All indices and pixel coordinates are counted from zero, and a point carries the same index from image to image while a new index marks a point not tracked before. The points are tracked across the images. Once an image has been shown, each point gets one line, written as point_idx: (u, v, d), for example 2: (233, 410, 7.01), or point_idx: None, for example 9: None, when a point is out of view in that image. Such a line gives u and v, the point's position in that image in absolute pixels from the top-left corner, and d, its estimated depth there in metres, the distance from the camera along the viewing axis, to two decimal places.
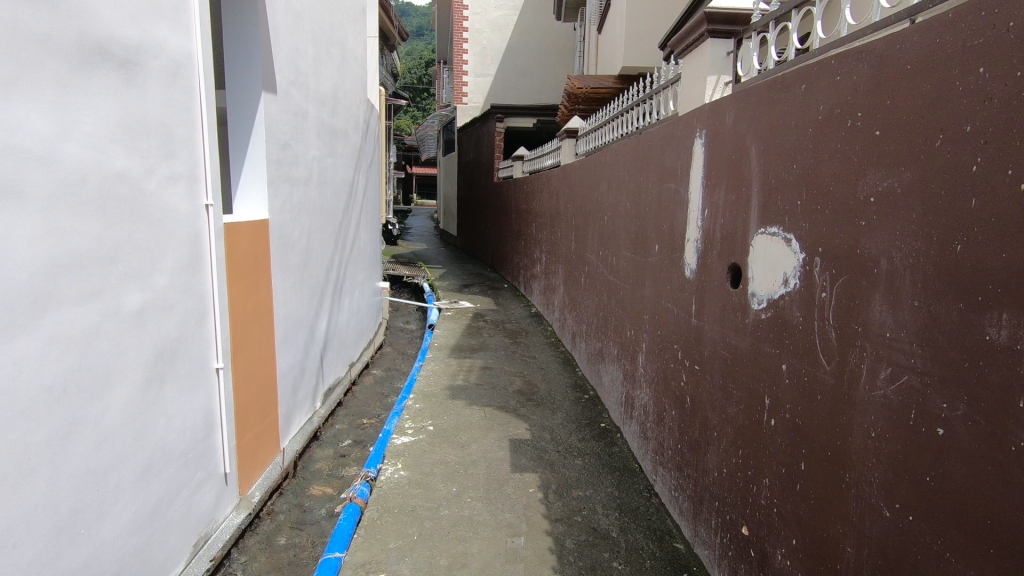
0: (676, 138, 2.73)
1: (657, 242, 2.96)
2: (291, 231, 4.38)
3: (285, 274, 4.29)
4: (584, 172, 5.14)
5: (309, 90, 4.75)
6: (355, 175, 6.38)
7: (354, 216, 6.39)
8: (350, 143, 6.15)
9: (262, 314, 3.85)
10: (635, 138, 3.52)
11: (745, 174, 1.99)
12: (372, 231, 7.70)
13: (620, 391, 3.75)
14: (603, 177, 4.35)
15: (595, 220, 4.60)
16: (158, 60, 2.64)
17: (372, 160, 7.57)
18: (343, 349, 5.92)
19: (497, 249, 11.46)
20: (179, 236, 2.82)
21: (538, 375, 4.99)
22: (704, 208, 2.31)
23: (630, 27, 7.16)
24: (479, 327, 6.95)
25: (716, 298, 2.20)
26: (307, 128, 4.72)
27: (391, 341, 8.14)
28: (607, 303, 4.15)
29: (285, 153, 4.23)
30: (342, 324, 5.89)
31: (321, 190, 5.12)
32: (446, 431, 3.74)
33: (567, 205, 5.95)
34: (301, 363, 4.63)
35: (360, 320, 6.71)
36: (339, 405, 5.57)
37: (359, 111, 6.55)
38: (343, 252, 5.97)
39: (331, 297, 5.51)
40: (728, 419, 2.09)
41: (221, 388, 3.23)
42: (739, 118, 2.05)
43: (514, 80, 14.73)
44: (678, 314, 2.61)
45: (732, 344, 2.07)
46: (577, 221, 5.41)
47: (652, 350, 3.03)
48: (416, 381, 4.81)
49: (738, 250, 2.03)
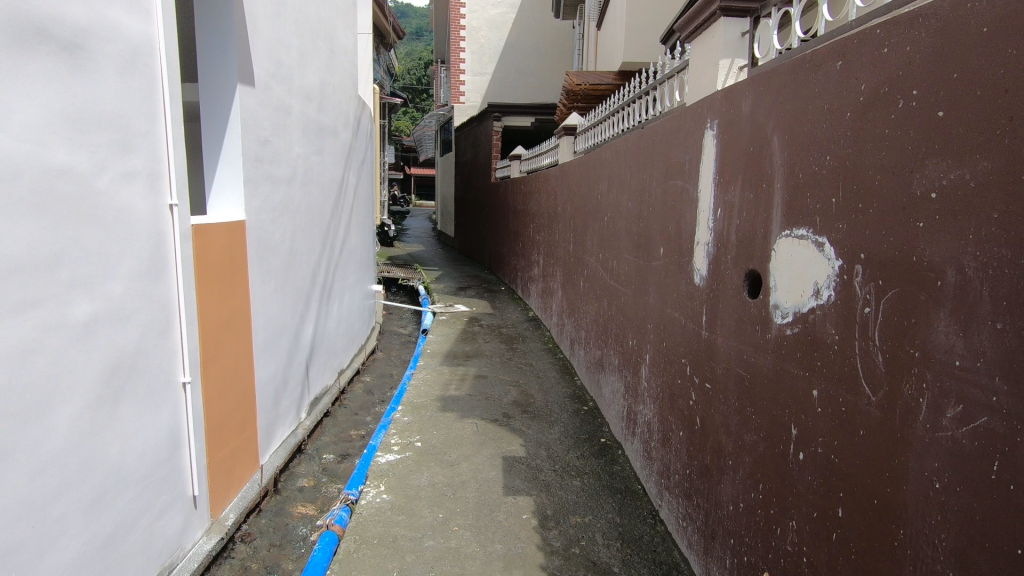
0: (683, 132, 2.48)
1: (662, 245, 2.72)
2: (272, 233, 4.13)
3: (265, 279, 4.04)
4: (583, 171, 4.89)
5: (292, 85, 4.50)
6: (345, 175, 6.13)
7: (344, 218, 6.14)
8: (339, 142, 5.89)
9: (238, 323, 3.60)
10: (638, 133, 3.27)
11: (766, 168, 1.74)
12: (364, 233, 7.45)
13: (621, 404, 3.50)
14: (603, 176, 4.10)
15: (595, 221, 4.35)
16: (113, 45, 2.39)
17: (365, 160, 7.32)
18: (331, 357, 5.66)
19: (494, 251, 11.20)
20: (137, 239, 2.57)
21: (535, 384, 4.74)
22: (717, 208, 2.06)
23: (631, 21, 6.91)
24: (475, 332, 6.70)
25: (730, 310, 1.95)
26: (291, 124, 4.47)
27: (384, 345, 7.89)
28: (608, 309, 3.90)
29: (265, 150, 3.98)
30: (330, 330, 5.64)
31: (307, 190, 4.86)
32: (434, 448, 3.48)
33: (566, 206, 5.70)
34: (283, 373, 4.38)
35: (351, 326, 6.46)
36: (326, 415, 5.32)
37: (350, 108, 6.29)
38: (332, 255, 5.71)
39: (318, 302, 5.26)
40: (745, 448, 1.84)
41: (188, 403, 2.98)
42: (757, 105, 1.80)
43: (513, 79, 14.48)
44: (686, 325, 2.37)
45: (750, 362, 1.82)
46: (576, 223, 5.15)
47: (657, 363, 2.78)
48: (406, 391, 4.56)
49: (757, 255, 1.78)
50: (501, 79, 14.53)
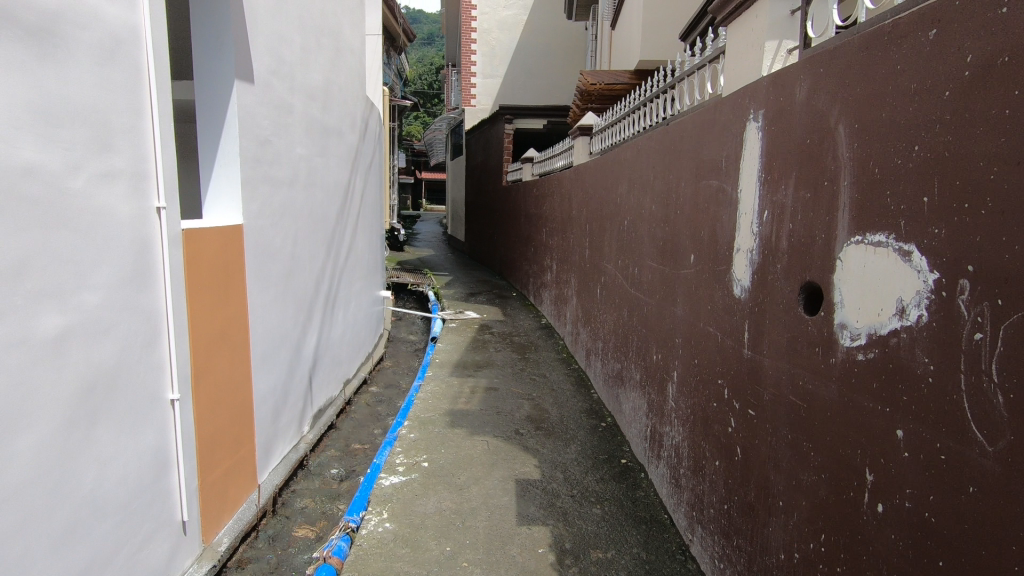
0: (717, 126, 2.23)
1: (693, 252, 2.46)
2: (272, 238, 3.93)
3: (265, 287, 3.83)
4: (599, 173, 4.64)
5: (295, 83, 4.30)
6: (351, 178, 5.94)
7: (350, 223, 5.94)
8: (345, 144, 5.69)
9: (235, 333, 3.39)
10: (662, 130, 3.02)
11: (827, 164, 1.48)
12: (372, 238, 7.24)
13: (643, 423, 3.24)
14: (622, 177, 3.86)
15: (613, 225, 4.10)
16: (89, 33, 2.19)
17: (373, 163, 7.13)
18: (336, 367, 5.45)
19: (505, 255, 10.96)
20: (118, 245, 2.36)
21: (548, 398, 4.49)
22: (763, 210, 1.80)
23: (647, 17, 6.64)
24: (486, 341, 6.47)
25: (781, 327, 1.69)
26: (293, 124, 4.26)
27: (392, 353, 7.68)
28: (628, 320, 3.64)
29: (264, 151, 3.77)
30: (334, 339, 5.43)
31: (310, 193, 4.66)
32: (442, 469, 3.24)
33: (581, 210, 5.45)
34: (284, 386, 4.16)
35: (358, 334, 6.25)
36: (330, 428, 5.10)
37: (356, 109, 6.09)
38: (337, 260, 5.51)
39: (322, 310, 5.05)
40: (800, 489, 1.58)
41: (177, 422, 2.76)
42: (816, 90, 1.54)
43: (524, 81, 14.27)
44: (723, 343, 2.11)
45: (806, 389, 1.56)
46: (592, 227, 4.90)
47: (687, 381, 2.52)
48: (413, 405, 4.33)
49: (817, 265, 1.52)
50: (512, 82, 14.33)
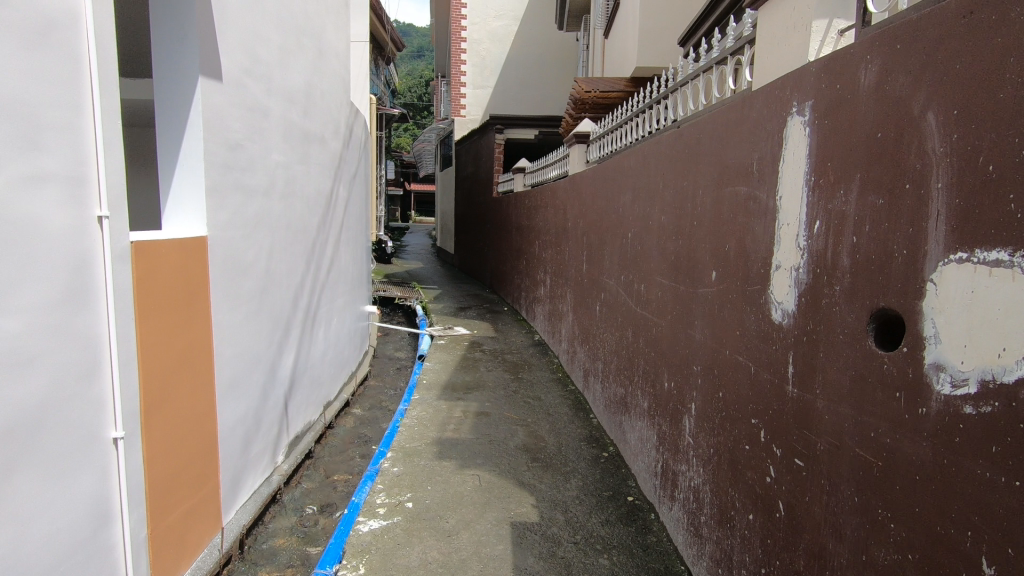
0: (747, 124, 1.94)
1: (714, 269, 2.17)
2: (244, 251, 3.58)
3: (235, 306, 3.48)
4: (599, 182, 4.36)
5: (273, 83, 3.98)
6: (334, 188, 5.60)
7: (332, 235, 5.60)
8: (328, 151, 5.37)
9: (197, 358, 3.02)
10: (674, 133, 2.74)
11: (911, 163, 1.19)
12: (357, 250, 6.89)
13: (652, 457, 2.92)
14: (625, 187, 3.58)
15: (615, 238, 3.81)
16: (13, 12, 1.85)
17: (358, 173, 6.81)
18: (316, 389, 5.08)
19: (496, 269, 10.65)
20: (47, 261, 2.01)
21: (544, 424, 4.16)
22: (814, 221, 1.50)
23: (644, 23, 6.41)
24: (476, 359, 6.12)
25: (843, 363, 1.38)
26: (269, 128, 3.93)
27: (377, 372, 7.31)
28: (633, 341, 3.33)
29: (236, 156, 3.44)
30: (314, 359, 5.06)
31: (288, 203, 4.33)
32: (428, 511, 2.89)
33: (577, 221, 5.15)
34: (256, 413, 3.79)
35: (340, 353, 5.88)
36: (308, 455, 4.72)
37: (340, 114, 5.77)
38: (318, 275, 5.16)
39: (301, 328, 4.70)
40: (873, 567, 1.27)
41: (122, 464, 2.39)
42: (890, 72, 1.25)
43: (515, 92, 14.06)
44: (758, 376, 1.80)
45: (882, 444, 1.25)
46: (590, 240, 4.60)
47: (708, 417, 2.21)
48: (398, 433, 3.97)
49: (895, 288, 1.22)
50: (503, 92, 14.11)
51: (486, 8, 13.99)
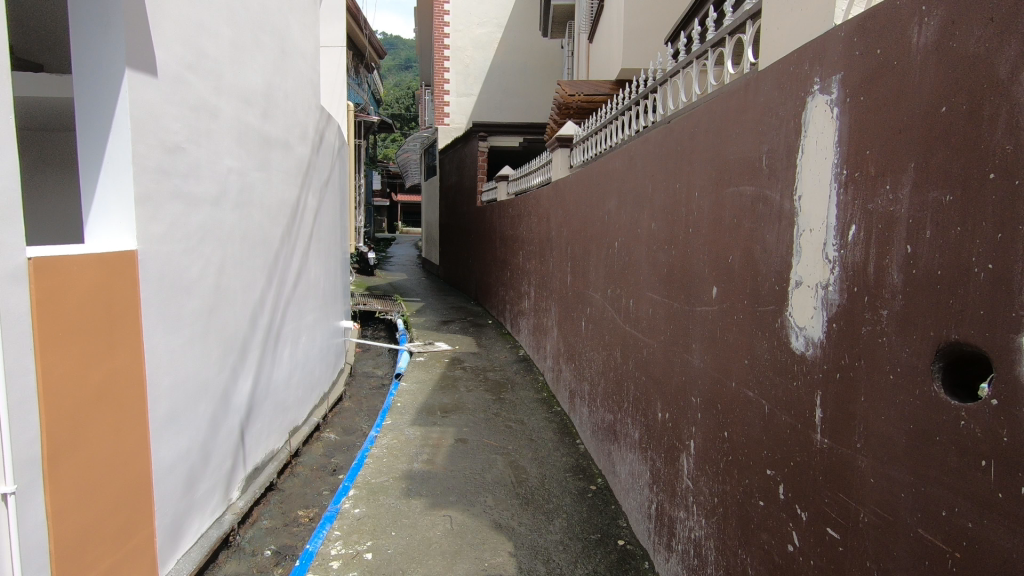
0: (752, 111, 1.62)
1: (715, 284, 1.84)
2: (187, 267, 3.21)
3: (177, 328, 3.10)
4: (583, 189, 4.04)
5: (224, 82, 3.63)
6: (301, 197, 5.24)
7: (300, 247, 5.23)
8: (293, 159, 5.01)
9: (125, 391, 2.64)
10: (663, 129, 2.42)
11: (993, 144, 0.86)
12: (330, 263, 6.52)
13: (644, 497, 2.58)
14: (611, 192, 3.26)
15: (600, 249, 3.49)
16: None
17: (331, 182, 6.46)
18: (280, 415, 4.69)
19: (481, 280, 10.29)
20: None
21: (526, 453, 3.80)
22: (847, 226, 1.18)
23: (629, 24, 6.14)
24: (456, 378, 5.76)
25: (895, 412, 1.05)
26: (219, 131, 3.57)
27: (354, 391, 6.92)
28: (622, 362, 3.00)
29: (176, 161, 3.08)
30: (279, 382, 4.67)
31: (244, 213, 3.96)
32: (389, 565, 2.53)
33: (561, 230, 4.83)
34: (204, 447, 3.40)
35: (310, 374, 5.50)
36: (270, 489, 4.33)
37: (308, 119, 5.42)
38: (283, 290, 4.78)
39: (262, 350, 4.32)
40: None
41: (13, 524, 2.01)
42: (957, 24, 0.93)
43: (499, 100, 13.78)
44: (774, 417, 1.47)
45: (958, 529, 0.91)
46: (575, 251, 4.27)
47: (710, 459, 1.87)
48: (364, 465, 3.59)
49: (974, 317, 0.89)
50: (487, 100, 13.82)
51: (469, 15, 13.73)
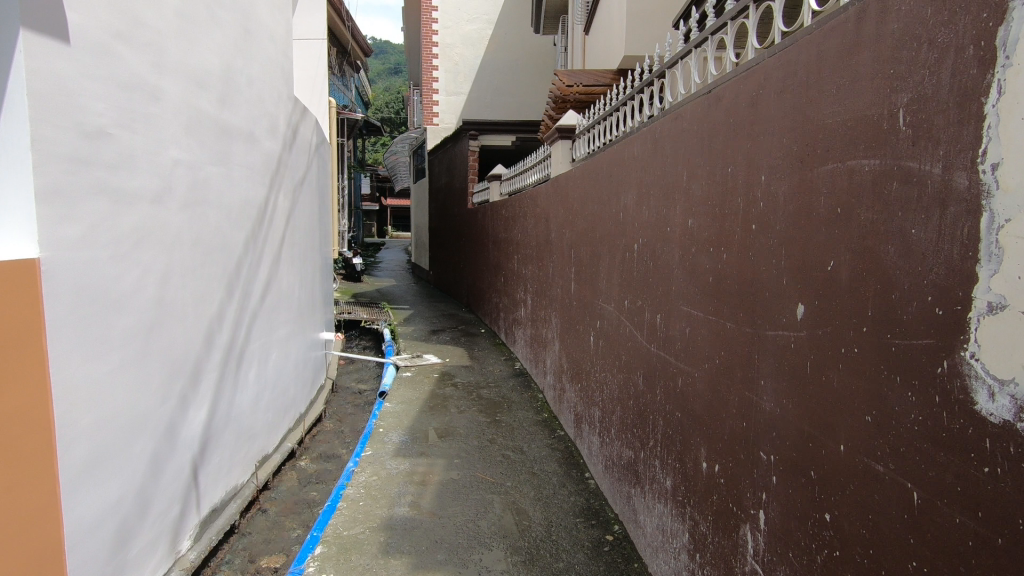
0: (874, 50, 1.10)
1: (804, 302, 1.32)
2: (119, 279, 2.66)
3: (103, 354, 2.54)
4: (590, 184, 3.51)
5: (169, 60, 3.08)
6: (271, 198, 4.67)
7: (270, 254, 4.65)
8: (260, 154, 4.44)
9: (23, 436, 2.08)
10: (705, 100, 1.91)
11: None
12: (308, 270, 5.95)
13: (682, 565, 2.05)
14: (628, 185, 2.73)
15: (614, 253, 2.95)
16: None
17: (308, 181, 5.90)
18: (245, 445, 4.12)
19: (473, 286, 9.73)
20: None
21: (527, 492, 3.26)
22: None
23: (633, 7, 5.64)
24: (447, 396, 5.21)
25: None
26: (163, 117, 3.02)
27: (336, 410, 6.36)
28: (647, 391, 2.47)
29: (102, 150, 2.53)
30: (243, 408, 4.10)
31: (196, 214, 3.40)
32: None
33: (562, 232, 4.31)
34: (142, 493, 2.84)
35: (283, 395, 4.92)
36: (232, 532, 3.76)
37: (279, 109, 4.86)
38: (249, 302, 4.21)
39: (221, 373, 3.75)
40: None
41: None
42: None
43: (490, 99, 13.21)
44: (933, 514, 0.94)
45: None
46: (580, 256, 3.75)
47: (795, 545, 1.35)
48: (337, 510, 3.04)
49: None
50: (478, 99, 13.28)
51: (458, 11, 13.19)
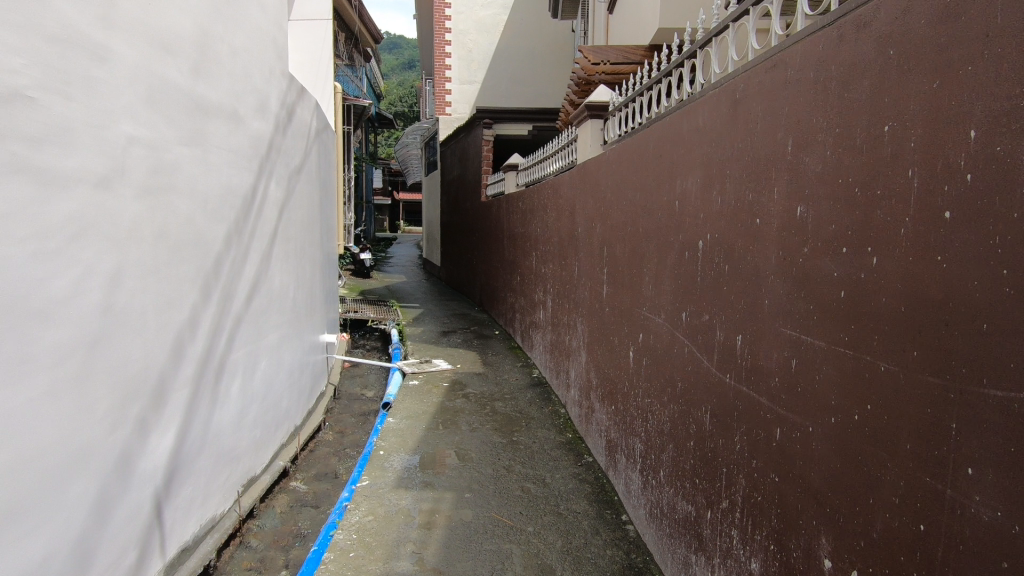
0: None
1: None
2: (47, 283, 2.12)
3: (20, 377, 2.00)
4: (631, 168, 2.90)
5: (122, 15, 2.54)
6: (260, 186, 4.12)
7: (258, 249, 4.11)
8: (247, 136, 3.90)
9: None
10: (830, 33, 1.32)
11: None
12: (306, 268, 5.42)
13: None
14: (689, 166, 2.13)
15: (667, 254, 2.36)
16: None
17: (306, 170, 5.33)
18: (226, 470, 3.60)
19: (487, 283, 9.17)
20: None
21: (553, 541, 2.70)
22: None
23: None
24: (458, 409, 4.65)
25: None
26: (112, 84, 2.48)
27: (337, 420, 5.86)
28: (717, 435, 1.89)
29: (18, 119, 1.99)
30: (224, 427, 3.57)
31: (161, 203, 2.86)
32: None
33: (592, 226, 3.74)
34: (83, 545, 2.32)
35: (274, 408, 4.40)
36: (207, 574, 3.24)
37: (270, 86, 4.31)
38: (231, 306, 3.67)
39: (196, 389, 3.22)
40: None
41: None
42: None
43: (506, 87, 12.52)
44: None
45: None
46: (615, 254, 3.17)
47: None
48: (322, 565, 2.50)
49: None
50: (493, 87, 12.62)
51: None
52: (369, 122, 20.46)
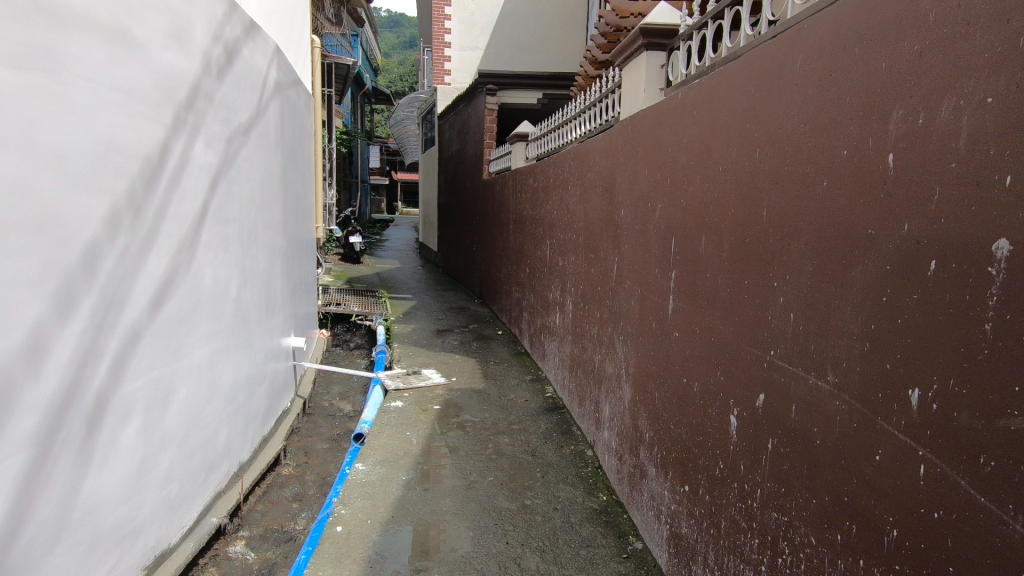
0: None
1: None
2: None
3: None
4: (739, 111, 1.73)
5: None
6: (177, 146, 2.96)
7: (176, 235, 2.97)
8: (149, 71, 2.71)
9: None
10: None
11: None
12: (261, 257, 4.27)
13: None
14: (957, 71, 0.97)
15: (854, 261, 1.21)
16: None
17: (258, 132, 4.14)
18: (112, 557, 2.50)
19: (489, 273, 8.03)
20: None
21: None
22: None
23: None
24: (451, 446, 3.55)
25: None
26: None
27: (303, 447, 4.77)
28: None
29: None
30: (107, 496, 2.46)
31: None
32: None
33: (645, 207, 2.60)
34: None
35: (203, 448, 3.28)
36: None
37: (195, 7, 3.11)
38: (121, 318, 2.52)
39: (42, 452, 2.10)
40: None
41: None
42: None
43: (512, 54, 11.06)
44: None
45: None
46: (695, 252, 2.05)
47: None
48: None
49: None
50: (496, 53, 11.21)
51: None
52: (362, 94, 18.93)
